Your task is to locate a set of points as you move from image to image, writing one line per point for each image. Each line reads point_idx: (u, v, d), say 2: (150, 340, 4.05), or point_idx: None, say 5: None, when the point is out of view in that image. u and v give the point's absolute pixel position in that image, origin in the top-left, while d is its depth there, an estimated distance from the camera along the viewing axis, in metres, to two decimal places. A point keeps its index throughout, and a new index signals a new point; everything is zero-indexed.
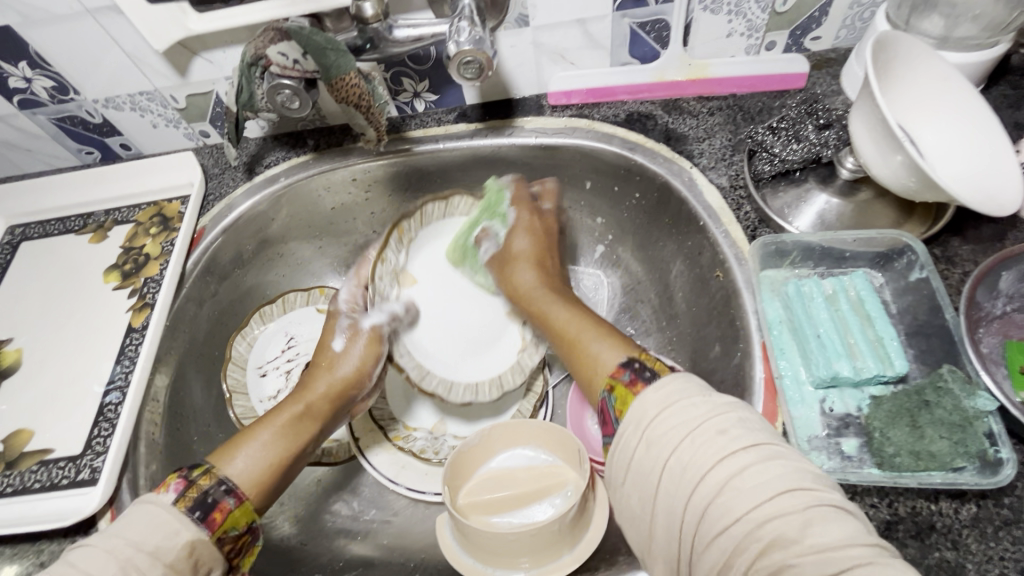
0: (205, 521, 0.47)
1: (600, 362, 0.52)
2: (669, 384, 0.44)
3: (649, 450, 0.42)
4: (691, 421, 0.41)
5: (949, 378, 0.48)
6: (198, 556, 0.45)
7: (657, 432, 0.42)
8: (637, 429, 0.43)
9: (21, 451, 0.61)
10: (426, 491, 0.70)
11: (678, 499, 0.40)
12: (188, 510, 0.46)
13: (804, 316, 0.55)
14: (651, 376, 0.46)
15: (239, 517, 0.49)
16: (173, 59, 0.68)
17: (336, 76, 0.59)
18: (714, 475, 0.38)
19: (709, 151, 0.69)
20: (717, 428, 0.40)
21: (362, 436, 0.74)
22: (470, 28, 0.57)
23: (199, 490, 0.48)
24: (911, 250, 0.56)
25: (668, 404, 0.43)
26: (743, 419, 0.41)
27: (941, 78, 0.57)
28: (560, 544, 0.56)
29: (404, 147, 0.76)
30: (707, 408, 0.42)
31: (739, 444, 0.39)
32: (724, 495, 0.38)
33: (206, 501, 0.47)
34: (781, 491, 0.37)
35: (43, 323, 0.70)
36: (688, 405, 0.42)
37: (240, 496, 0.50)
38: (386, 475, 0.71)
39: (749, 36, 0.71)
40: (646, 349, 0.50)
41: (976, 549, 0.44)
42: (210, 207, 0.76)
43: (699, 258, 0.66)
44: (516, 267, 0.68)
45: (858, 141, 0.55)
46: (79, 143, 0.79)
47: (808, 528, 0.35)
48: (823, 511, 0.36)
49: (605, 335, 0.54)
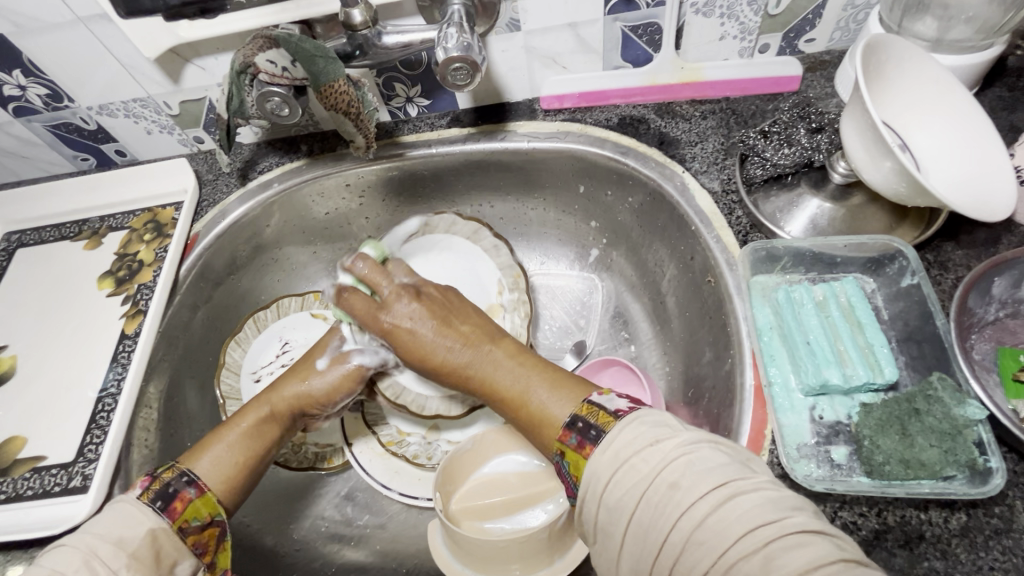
0: (166, 510, 0.47)
1: (548, 416, 0.46)
2: (617, 441, 0.41)
3: (609, 512, 0.40)
4: (643, 478, 0.39)
5: (938, 387, 0.47)
6: (161, 546, 0.46)
7: (614, 497, 0.39)
8: (595, 498, 0.40)
9: (14, 459, 0.62)
10: (418, 496, 0.70)
11: (644, 556, 0.38)
12: (150, 502, 0.47)
13: (794, 322, 0.55)
14: (597, 436, 0.42)
15: (199, 508, 0.49)
16: (165, 66, 0.68)
17: (325, 83, 0.59)
18: (676, 530, 0.37)
19: (701, 156, 0.69)
20: (669, 482, 0.38)
21: (356, 443, 0.74)
22: (458, 35, 0.56)
23: (160, 483, 0.49)
24: (902, 256, 0.56)
25: (617, 466, 0.40)
26: (695, 462, 0.38)
27: (933, 80, 0.56)
28: (551, 550, 0.56)
29: (396, 152, 0.76)
30: (662, 456, 0.39)
31: (693, 495, 0.37)
32: (690, 548, 0.36)
33: (167, 492, 0.48)
34: (750, 531, 0.35)
35: (38, 330, 0.71)
36: (641, 460, 0.39)
37: (201, 487, 0.51)
38: (379, 480, 0.71)
39: (742, 39, 0.71)
40: (591, 398, 0.45)
41: (966, 559, 0.43)
42: (204, 213, 0.76)
43: (690, 263, 0.66)
44: (422, 347, 0.54)
45: (849, 146, 0.54)
46: (74, 150, 0.80)
47: (774, 561, 0.34)
48: (787, 539, 0.34)
49: (556, 383, 0.48)
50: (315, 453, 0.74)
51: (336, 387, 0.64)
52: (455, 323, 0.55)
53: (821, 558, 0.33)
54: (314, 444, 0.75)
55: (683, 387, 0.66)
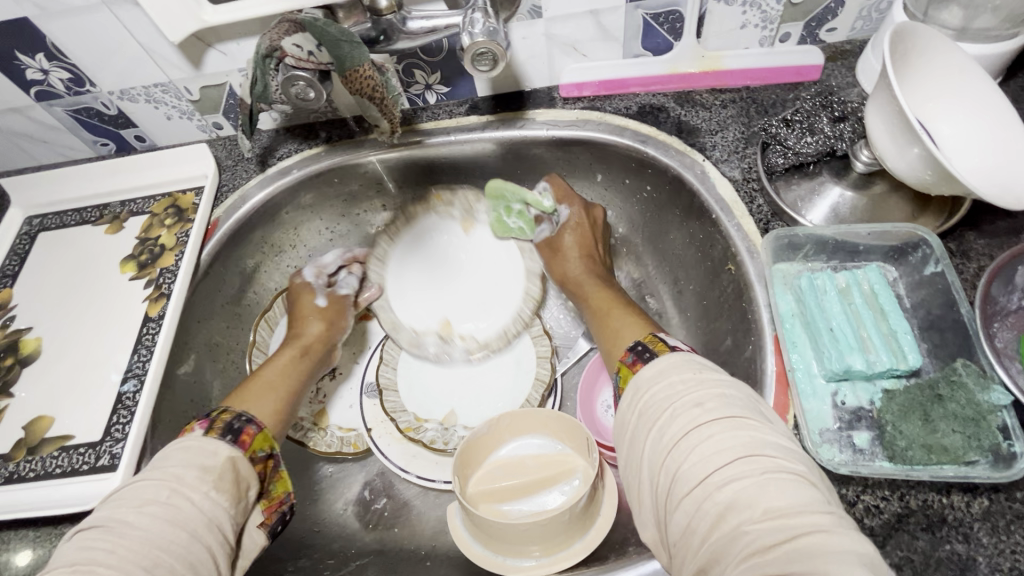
0: (237, 442, 0.51)
1: (621, 337, 0.57)
2: (665, 363, 0.46)
3: (640, 418, 0.44)
4: (674, 394, 0.43)
5: (962, 372, 0.47)
6: (241, 470, 0.49)
7: (646, 404, 0.44)
8: (632, 405, 0.45)
9: (42, 437, 0.63)
10: (435, 479, 0.71)
11: (656, 461, 0.41)
12: (219, 436, 0.51)
13: (817, 309, 0.55)
14: (650, 358, 0.48)
15: (263, 440, 0.54)
16: (187, 51, 0.68)
17: (350, 67, 0.59)
18: (685, 438, 0.40)
19: (722, 144, 0.69)
20: (694, 401, 0.42)
21: (374, 427, 0.75)
22: (484, 20, 0.56)
23: (223, 422, 0.52)
24: (925, 244, 0.56)
25: (658, 379, 0.45)
26: (725, 395, 0.42)
27: (958, 69, 0.56)
28: (570, 531, 0.56)
29: (415, 139, 0.76)
30: (695, 382, 0.43)
31: (713, 415, 0.40)
32: (692, 458, 0.39)
33: (233, 427, 0.52)
34: (744, 458, 0.38)
35: (62, 312, 0.71)
36: (677, 379, 0.44)
37: (261, 425, 0.55)
38: (398, 465, 0.72)
39: (763, 28, 0.70)
40: (655, 332, 0.51)
41: (987, 542, 0.44)
42: (224, 198, 0.77)
43: (710, 250, 0.66)
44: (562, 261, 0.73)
45: (874, 134, 0.54)
46: (95, 135, 0.80)
47: (765, 495, 0.36)
48: (777, 481, 0.37)
49: (633, 315, 0.60)
50: (340, 439, 0.75)
51: (335, 319, 0.74)
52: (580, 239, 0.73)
53: (805, 507, 0.35)
54: (337, 428, 0.76)
55: None
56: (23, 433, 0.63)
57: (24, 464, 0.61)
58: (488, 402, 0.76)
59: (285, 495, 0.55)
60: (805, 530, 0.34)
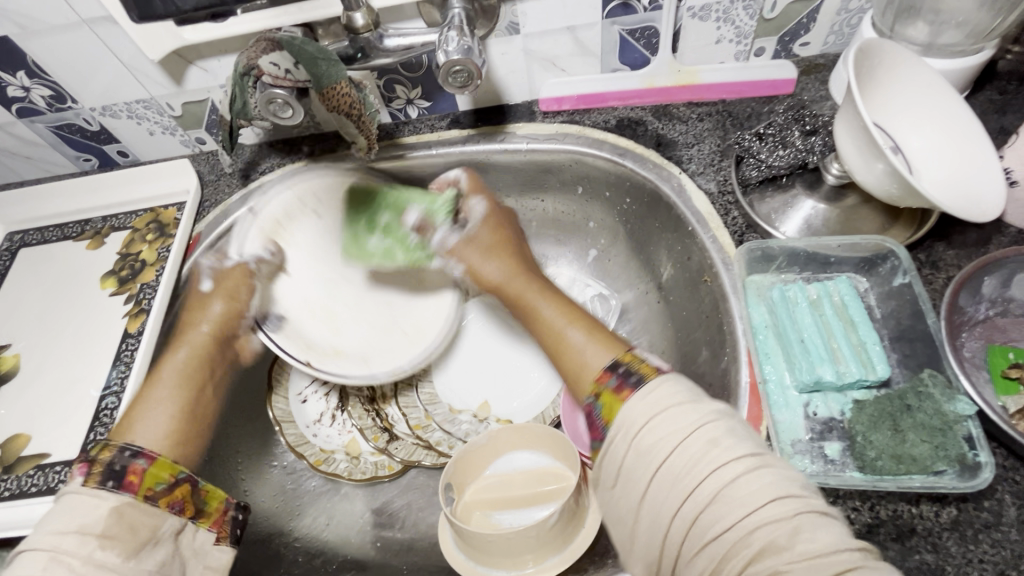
0: (123, 487, 0.45)
1: (589, 360, 0.48)
2: (658, 390, 0.43)
3: (640, 457, 0.41)
4: (682, 428, 0.40)
5: (929, 383, 0.48)
6: (132, 518, 0.45)
7: (648, 442, 0.41)
8: (626, 442, 0.42)
9: (18, 455, 0.62)
10: (402, 364, 0.71)
11: (667, 504, 0.40)
12: (98, 485, 0.45)
13: (789, 321, 0.56)
14: (638, 381, 0.44)
15: (158, 473, 0.48)
16: (168, 68, 0.69)
17: (327, 85, 0.59)
18: (707, 484, 0.39)
19: (698, 157, 0.70)
20: (709, 438, 0.40)
21: (307, 356, 0.70)
22: (459, 38, 0.57)
23: (103, 465, 0.46)
24: (894, 255, 0.57)
25: (655, 414, 0.42)
26: (734, 427, 0.41)
27: (926, 84, 0.57)
28: (548, 545, 0.58)
29: (397, 153, 0.77)
30: (697, 416, 0.41)
31: (732, 453, 0.39)
32: (718, 502, 0.38)
33: (114, 471, 0.46)
34: (773, 499, 0.37)
35: (41, 330, 0.71)
36: (680, 414, 0.41)
37: (151, 456, 0.48)
38: (361, 373, 0.71)
39: (738, 43, 0.72)
40: (633, 349, 0.47)
41: (956, 552, 0.44)
42: (205, 214, 0.77)
43: (688, 262, 0.67)
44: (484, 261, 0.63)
45: (842, 148, 0.55)
46: (77, 150, 0.81)
47: (799, 535, 0.36)
48: (809, 517, 0.37)
49: (598, 330, 0.51)
50: (374, 462, 0.74)
51: (232, 290, 0.65)
52: (513, 245, 0.64)
53: (836, 544, 0.36)
54: (369, 454, 0.74)
55: None
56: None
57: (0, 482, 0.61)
58: (501, 403, 0.78)
59: (221, 504, 0.52)
60: (844, 567, 0.35)
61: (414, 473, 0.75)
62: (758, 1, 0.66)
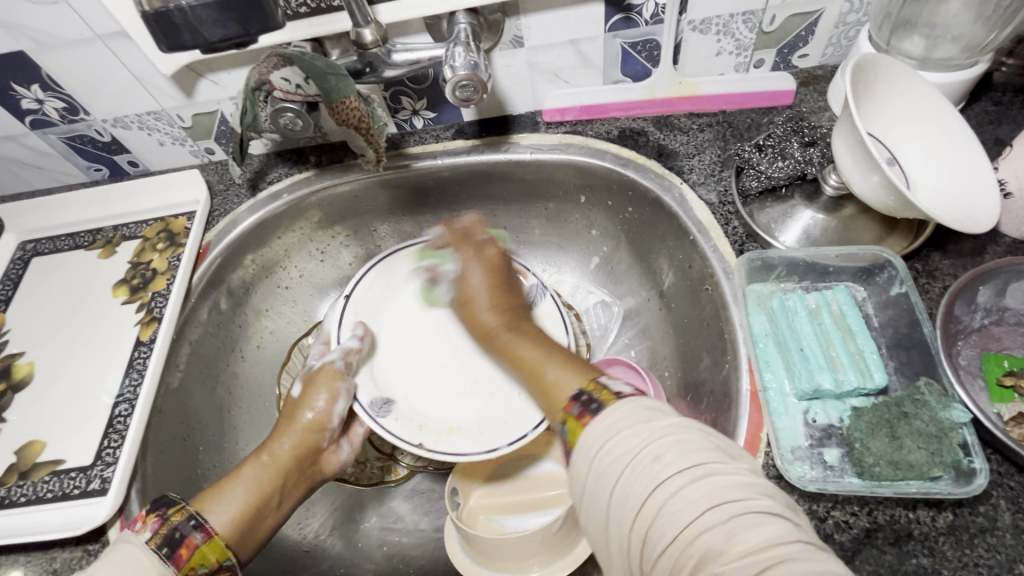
0: (172, 557, 0.48)
1: (559, 388, 0.49)
2: (614, 414, 0.42)
3: (598, 477, 0.41)
4: (632, 448, 0.40)
5: (925, 391, 0.49)
6: None
7: (604, 464, 0.41)
8: (586, 464, 0.42)
9: (33, 462, 0.64)
10: (524, 431, 0.66)
11: (620, 519, 0.39)
12: (156, 546, 0.48)
13: (788, 330, 0.57)
14: (598, 408, 0.44)
15: (206, 554, 0.50)
16: (179, 81, 0.70)
17: (337, 99, 0.61)
18: (653, 495, 0.38)
19: (699, 168, 0.71)
20: (653, 454, 0.39)
21: (421, 438, 0.66)
22: (466, 54, 0.59)
23: (169, 526, 0.49)
24: (891, 266, 0.58)
25: (610, 435, 0.41)
26: (681, 439, 0.40)
27: (922, 98, 0.59)
28: (551, 549, 0.59)
29: (402, 162, 0.78)
30: (648, 433, 0.40)
31: (675, 467, 0.38)
32: (663, 514, 0.37)
33: (173, 537, 0.48)
34: (712, 506, 0.36)
35: (55, 337, 0.72)
36: (629, 434, 0.41)
37: (208, 532, 0.51)
38: (484, 449, 0.65)
39: (738, 55, 0.73)
40: (597, 377, 0.47)
41: (952, 556, 0.46)
42: (215, 223, 0.78)
43: (689, 270, 0.68)
44: (474, 306, 0.66)
45: (839, 160, 0.56)
46: (88, 160, 0.82)
47: (735, 537, 0.35)
48: (750, 517, 0.36)
49: (570, 363, 0.52)
50: (382, 468, 0.75)
51: (317, 395, 0.65)
52: (502, 293, 0.66)
53: (778, 538, 0.35)
54: (377, 458, 0.76)
55: (683, 392, 0.69)
56: (15, 457, 0.64)
57: (16, 488, 0.62)
58: None
59: None
60: (776, 561, 0.34)
61: (420, 477, 0.76)
62: (757, 15, 0.68)
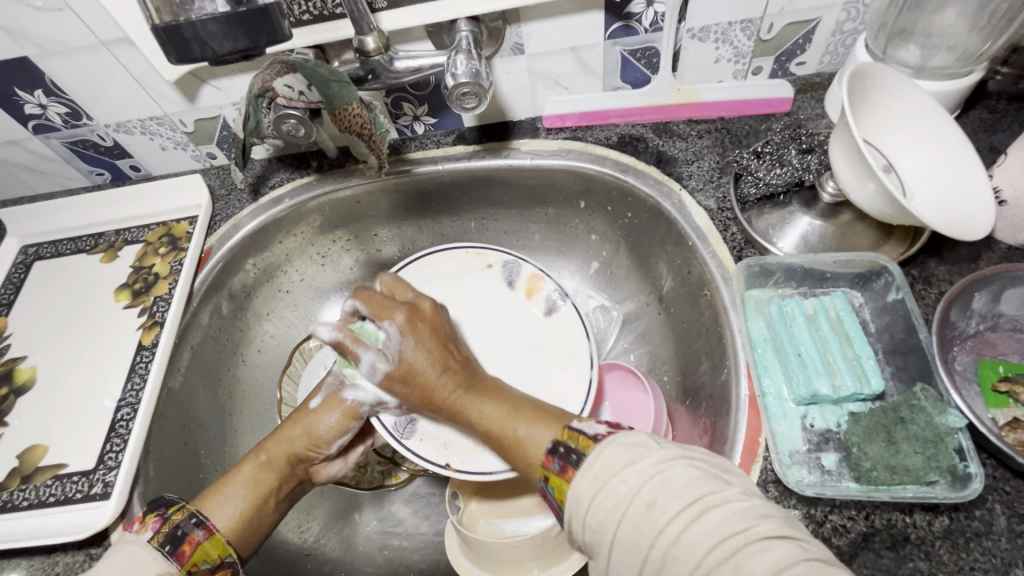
0: (175, 555, 0.49)
1: (533, 446, 0.47)
2: (597, 462, 0.41)
3: (596, 532, 0.40)
4: (623, 495, 0.39)
5: (921, 397, 0.50)
6: None
7: (597, 519, 0.40)
8: (581, 523, 0.41)
9: (36, 466, 0.64)
10: None
11: (628, 566, 0.39)
12: (159, 545, 0.49)
13: (787, 335, 0.58)
14: (577, 460, 0.43)
15: (208, 549, 0.51)
16: (182, 87, 0.71)
17: (339, 106, 0.62)
18: (658, 537, 0.38)
19: (698, 174, 0.72)
20: (647, 500, 0.39)
21: (447, 459, 0.63)
22: (467, 62, 0.59)
23: (170, 525, 0.50)
24: (888, 272, 0.59)
25: (599, 485, 0.41)
26: (669, 476, 0.39)
27: (918, 105, 0.60)
28: (552, 553, 0.60)
29: (403, 168, 0.79)
30: (635, 479, 0.40)
31: (672, 507, 0.38)
32: (672, 553, 0.37)
33: (175, 535, 0.50)
34: (718, 541, 0.36)
35: (57, 341, 0.73)
36: (619, 482, 0.40)
37: (210, 529, 0.52)
38: (510, 468, 0.63)
39: (736, 62, 0.74)
40: (570, 424, 0.46)
41: (948, 559, 0.46)
42: (217, 228, 0.79)
43: (688, 275, 0.69)
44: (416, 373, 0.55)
45: (837, 167, 0.57)
46: (90, 165, 0.82)
47: (747, 568, 0.35)
48: (757, 545, 0.36)
49: (536, 412, 0.50)
50: (382, 472, 0.76)
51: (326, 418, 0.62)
52: (445, 351, 0.56)
53: (788, 557, 0.35)
54: (377, 462, 0.76)
55: (682, 397, 0.69)
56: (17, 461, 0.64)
57: (18, 492, 0.62)
58: None
59: None
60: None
61: (420, 480, 0.77)
62: (755, 23, 0.69)
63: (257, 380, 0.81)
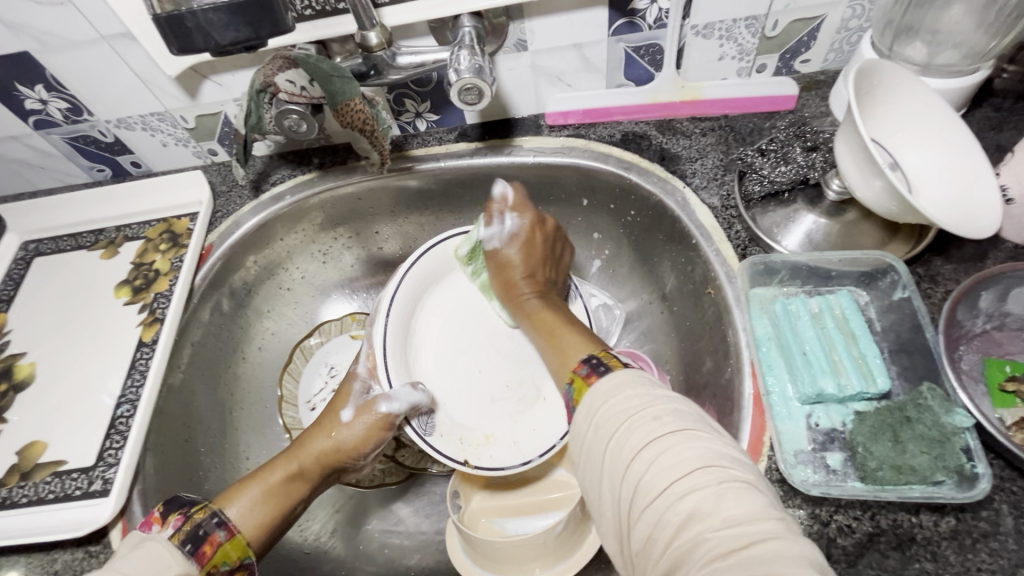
0: (196, 554, 0.48)
1: (569, 354, 0.53)
2: (622, 376, 0.44)
3: (596, 432, 0.42)
4: (631, 407, 0.41)
5: (928, 396, 0.49)
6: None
7: (603, 419, 0.42)
8: (588, 420, 0.43)
9: (34, 463, 0.63)
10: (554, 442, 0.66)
11: (615, 471, 0.40)
12: (180, 543, 0.48)
13: (791, 334, 0.57)
14: (605, 370, 0.46)
15: (228, 551, 0.51)
16: (183, 82, 0.70)
17: (341, 102, 0.61)
18: (644, 452, 0.38)
19: (702, 172, 0.71)
20: (652, 415, 0.40)
21: (464, 452, 0.66)
22: (470, 57, 0.59)
23: (192, 524, 0.50)
24: (894, 270, 0.58)
25: (613, 395, 0.43)
26: (676, 410, 0.40)
27: (924, 103, 0.59)
28: (553, 553, 0.59)
29: (406, 164, 0.78)
30: (648, 398, 0.41)
31: (667, 429, 0.39)
32: (651, 471, 0.38)
33: (196, 535, 0.49)
34: (699, 467, 0.37)
35: (57, 337, 0.72)
36: (626, 396, 0.42)
37: (230, 530, 0.52)
38: (518, 461, 0.66)
39: (740, 59, 0.73)
40: (609, 349, 0.50)
41: (955, 560, 0.46)
42: (218, 224, 0.78)
43: (691, 273, 0.68)
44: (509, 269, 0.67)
45: (842, 165, 0.57)
46: (91, 161, 0.82)
47: (722, 502, 0.35)
48: (737, 486, 0.36)
49: (582, 333, 0.56)
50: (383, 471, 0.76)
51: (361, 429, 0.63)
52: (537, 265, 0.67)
53: (759, 512, 0.35)
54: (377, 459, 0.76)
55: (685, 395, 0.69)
56: (15, 458, 0.64)
57: (17, 489, 0.62)
58: None
59: None
60: (762, 537, 0.34)
61: (421, 479, 0.77)
62: (760, 20, 0.68)
63: (258, 377, 0.81)
